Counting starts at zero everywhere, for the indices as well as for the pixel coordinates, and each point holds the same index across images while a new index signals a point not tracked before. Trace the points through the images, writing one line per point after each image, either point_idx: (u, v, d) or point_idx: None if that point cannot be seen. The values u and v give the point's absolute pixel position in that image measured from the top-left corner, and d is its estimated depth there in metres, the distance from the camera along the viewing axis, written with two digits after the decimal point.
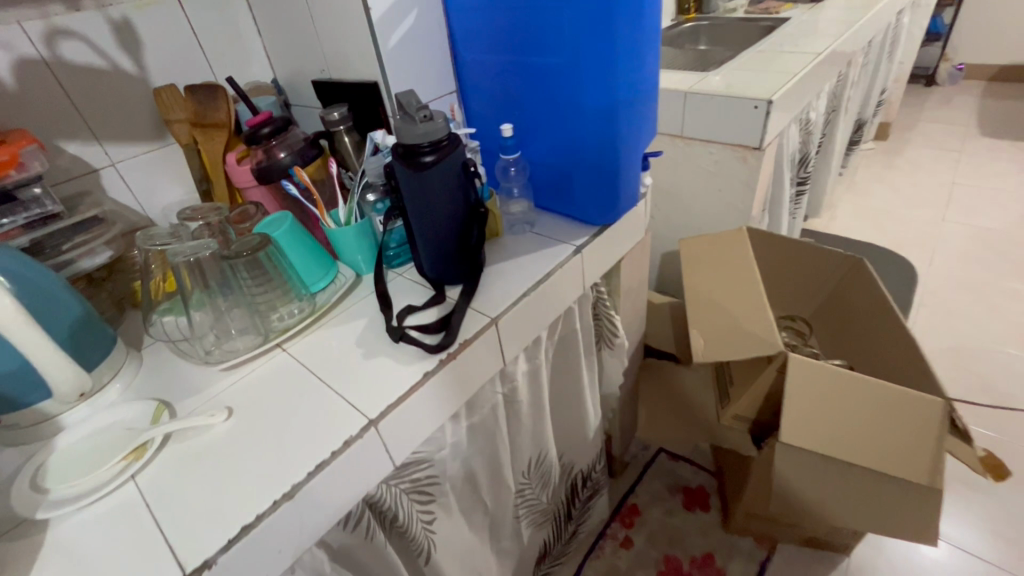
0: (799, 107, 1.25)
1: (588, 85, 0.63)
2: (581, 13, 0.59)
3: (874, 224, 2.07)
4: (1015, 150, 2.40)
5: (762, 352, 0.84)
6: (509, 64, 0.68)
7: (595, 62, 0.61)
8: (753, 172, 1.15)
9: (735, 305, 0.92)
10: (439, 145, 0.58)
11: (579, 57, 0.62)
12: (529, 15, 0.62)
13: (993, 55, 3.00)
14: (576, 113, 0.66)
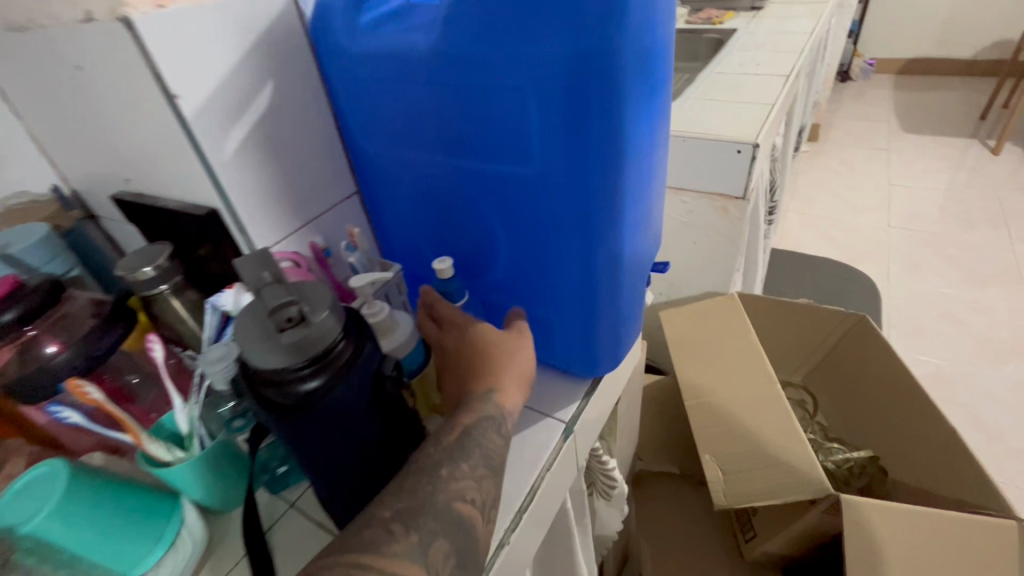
0: (773, 139, 1.08)
1: (567, 210, 0.40)
2: (551, 101, 0.35)
3: (826, 235, 1.99)
4: (937, 145, 2.44)
5: (802, 492, 0.65)
6: (438, 165, 0.44)
7: (577, 170, 0.38)
8: (735, 225, 0.97)
9: (752, 418, 0.72)
10: (282, 378, 0.30)
11: (553, 171, 0.39)
12: (468, 104, 0.39)
13: (899, 49, 3.08)
14: (549, 237, 0.43)
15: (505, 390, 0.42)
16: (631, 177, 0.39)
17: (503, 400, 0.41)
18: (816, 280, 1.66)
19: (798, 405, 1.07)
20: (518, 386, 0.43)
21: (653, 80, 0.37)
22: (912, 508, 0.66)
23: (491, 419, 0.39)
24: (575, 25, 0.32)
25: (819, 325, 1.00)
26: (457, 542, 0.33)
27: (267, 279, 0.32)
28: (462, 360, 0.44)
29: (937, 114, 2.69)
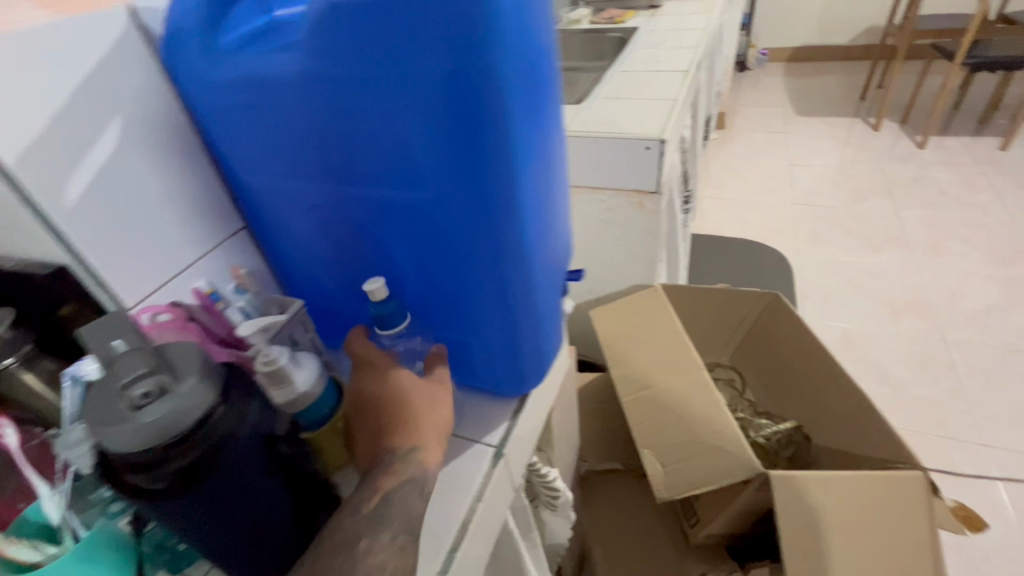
0: (679, 132, 1.12)
1: (467, 231, 0.39)
2: (430, 110, 0.34)
3: (739, 217, 2.11)
4: (827, 125, 2.66)
5: (735, 474, 0.67)
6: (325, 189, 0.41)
7: (468, 182, 0.36)
8: (652, 218, 0.99)
9: (685, 407, 0.74)
10: (155, 460, 0.26)
11: (446, 192, 0.37)
12: (344, 127, 0.36)
13: (786, 39, 3.33)
14: (452, 254, 0.41)
15: (426, 448, 0.40)
16: (529, 195, 0.38)
17: (425, 453, 0.39)
18: (734, 261, 1.76)
19: (727, 385, 1.11)
20: (438, 442, 0.41)
21: (540, 92, 0.36)
22: (836, 473, 0.70)
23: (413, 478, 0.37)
24: (445, 33, 0.31)
25: (737, 307, 1.06)
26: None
27: (120, 349, 0.28)
28: (378, 418, 0.41)
29: (824, 97, 2.94)
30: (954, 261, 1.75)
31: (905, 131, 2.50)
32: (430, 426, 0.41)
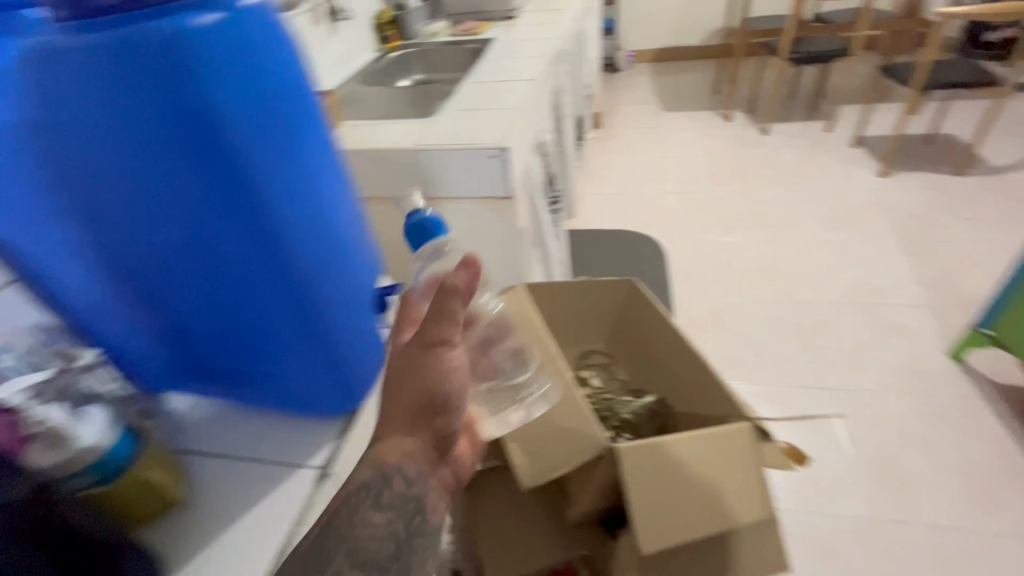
0: (532, 138, 1.20)
1: (232, 237, 0.43)
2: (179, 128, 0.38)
3: (616, 209, 2.25)
4: (689, 119, 2.92)
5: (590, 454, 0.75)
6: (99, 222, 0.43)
7: (233, 191, 0.41)
8: (509, 222, 1.05)
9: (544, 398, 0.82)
10: None
11: (197, 200, 0.41)
12: (80, 154, 0.39)
13: (648, 41, 3.62)
14: (238, 267, 0.44)
15: (385, 444, 0.42)
16: (279, 196, 0.42)
17: (392, 464, 0.41)
18: (613, 251, 1.87)
19: (602, 369, 1.15)
20: (407, 430, 0.42)
21: (279, 102, 0.41)
22: (681, 436, 0.78)
23: (382, 488, 0.41)
24: (172, 60, 0.36)
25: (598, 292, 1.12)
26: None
27: None
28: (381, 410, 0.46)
29: (685, 93, 3.22)
30: (796, 231, 1.99)
31: (752, 120, 2.81)
32: (398, 417, 0.43)
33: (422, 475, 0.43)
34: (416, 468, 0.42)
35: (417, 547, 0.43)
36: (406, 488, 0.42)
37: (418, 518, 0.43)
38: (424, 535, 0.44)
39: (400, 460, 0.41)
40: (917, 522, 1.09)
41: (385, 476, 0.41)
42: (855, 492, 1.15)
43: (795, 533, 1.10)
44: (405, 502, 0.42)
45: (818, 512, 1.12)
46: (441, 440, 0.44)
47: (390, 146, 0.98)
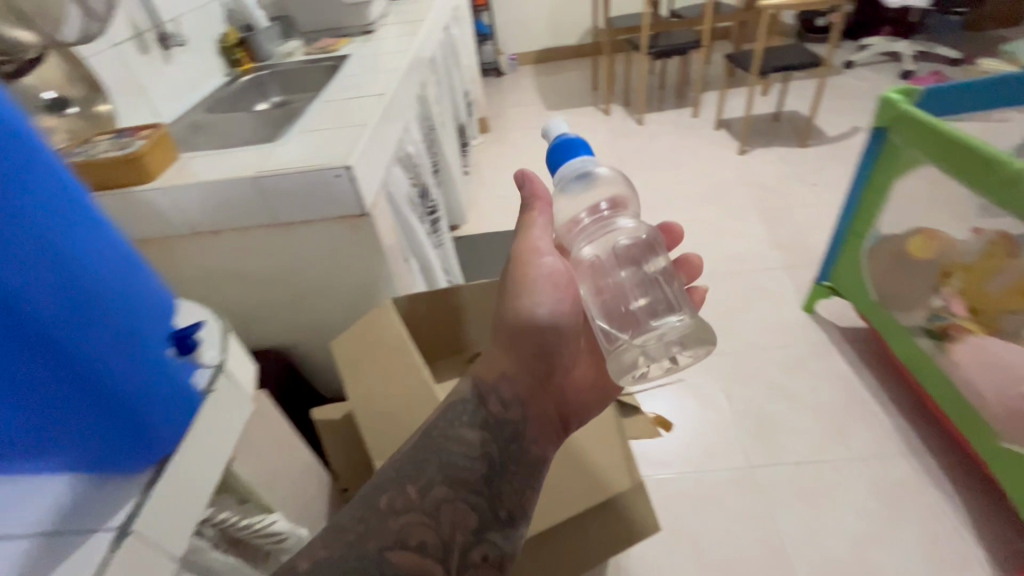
0: (391, 153, 1.20)
1: None
2: None
3: (508, 210, 2.30)
4: (571, 116, 3.05)
5: None
6: None
7: None
8: (370, 238, 1.04)
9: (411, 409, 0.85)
10: None
11: None
12: None
13: (528, 44, 3.73)
14: None
15: (487, 373, 0.63)
16: None
17: (490, 384, 0.63)
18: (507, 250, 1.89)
19: None
20: (505, 363, 0.63)
21: None
22: None
23: (481, 411, 0.61)
24: None
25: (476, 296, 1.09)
26: (431, 539, 0.52)
27: None
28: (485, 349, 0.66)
29: (567, 91, 3.35)
30: (671, 212, 2.13)
31: (628, 112, 2.99)
32: (496, 353, 0.63)
33: (517, 401, 0.62)
34: (511, 390, 0.62)
35: (507, 476, 0.58)
36: (500, 413, 0.61)
37: (514, 445, 0.61)
38: (522, 466, 0.60)
39: (498, 381, 0.63)
40: (783, 463, 1.21)
41: (483, 396, 0.62)
42: (732, 446, 1.26)
43: (682, 494, 1.19)
44: (500, 429, 0.61)
45: (700, 470, 1.22)
46: (536, 369, 0.64)
47: (228, 176, 0.94)
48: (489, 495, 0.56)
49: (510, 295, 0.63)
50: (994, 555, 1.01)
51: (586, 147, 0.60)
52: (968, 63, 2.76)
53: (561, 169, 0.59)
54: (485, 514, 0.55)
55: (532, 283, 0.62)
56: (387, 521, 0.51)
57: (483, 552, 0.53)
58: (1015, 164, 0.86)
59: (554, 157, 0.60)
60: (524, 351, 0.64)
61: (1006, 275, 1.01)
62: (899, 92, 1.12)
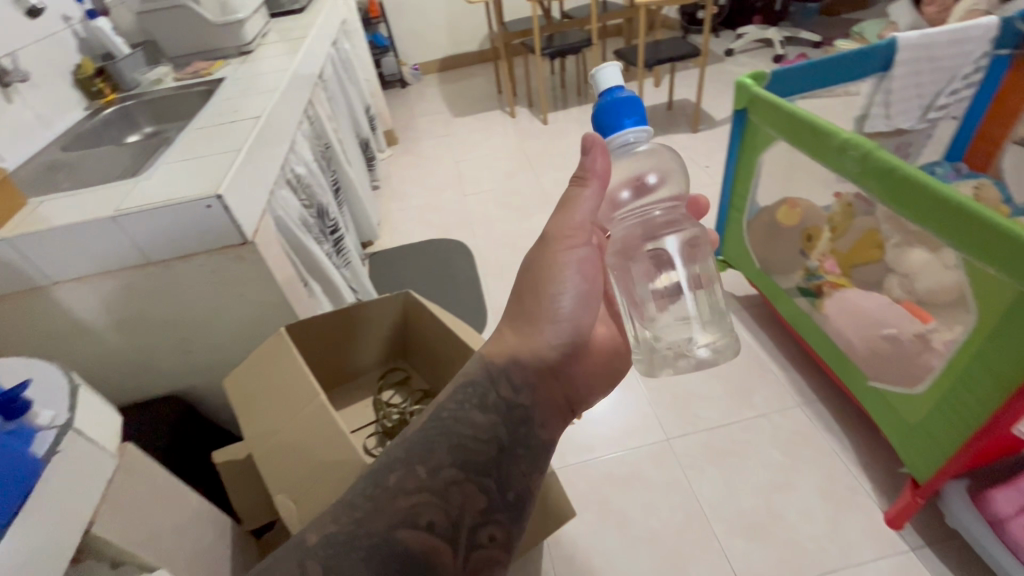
0: (273, 175, 1.16)
1: None
2: None
3: (423, 220, 2.28)
4: (479, 121, 3.08)
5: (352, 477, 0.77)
6: None
7: None
8: (258, 267, 1.00)
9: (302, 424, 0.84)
10: None
11: None
12: None
13: (430, 53, 3.73)
14: None
15: (499, 354, 0.68)
16: None
17: (501, 369, 0.66)
18: (423, 266, 1.95)
19: (399, 384, 1.18)
20: (524, 346, 0.68)
21: None
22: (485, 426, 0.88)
23: (492, 395, 0.65)
24: None
25: (379, 311, 1.12)
26: (441, 520, 0.54)
27: None
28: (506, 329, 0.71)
29: (473, 96, 3.38)
30: None
31: (533, 113, 3.06)
32: (514, 337, 0.68)
33: (528, 386, 0.66)
34: (521, 376, 0.66)
35: (514, 460, 0.61)
36: (510, 398, 0.65)
37: (524, 429, 0.64)
38: (530, 450, 0.63)
39: (509, 365, 0.66)
40: (697, 431, 1.28)
41: (493, 380, 0.66)
42: (649, 421, 1.32)
43: (607, 475, 1.23)
44: (508, 413, 0.64)
45: (622, 449, 1.27)
46: (547, 354, 0.68)
47: (83, 218, 0.87)
48: (498, 477, 0.59)
49: (536, 279, 0.69)
50: (879, 484, 1.12)
51: (635, 117, 0.57)
52: (829, 44, 3.04)
53: (608, 136, 0.59)
54: (492, 497, 0.58)
55: (559, 269, 0.68)
56: (397, 500, 0.54)
57: (491, 532, 0.57)
58: (842, 134, 0.95)
59: (600, 118, 0.59)
60: (538, 338, 0.68)
61: (855, 231, 1.17)
62: (749, 76, 1.22)
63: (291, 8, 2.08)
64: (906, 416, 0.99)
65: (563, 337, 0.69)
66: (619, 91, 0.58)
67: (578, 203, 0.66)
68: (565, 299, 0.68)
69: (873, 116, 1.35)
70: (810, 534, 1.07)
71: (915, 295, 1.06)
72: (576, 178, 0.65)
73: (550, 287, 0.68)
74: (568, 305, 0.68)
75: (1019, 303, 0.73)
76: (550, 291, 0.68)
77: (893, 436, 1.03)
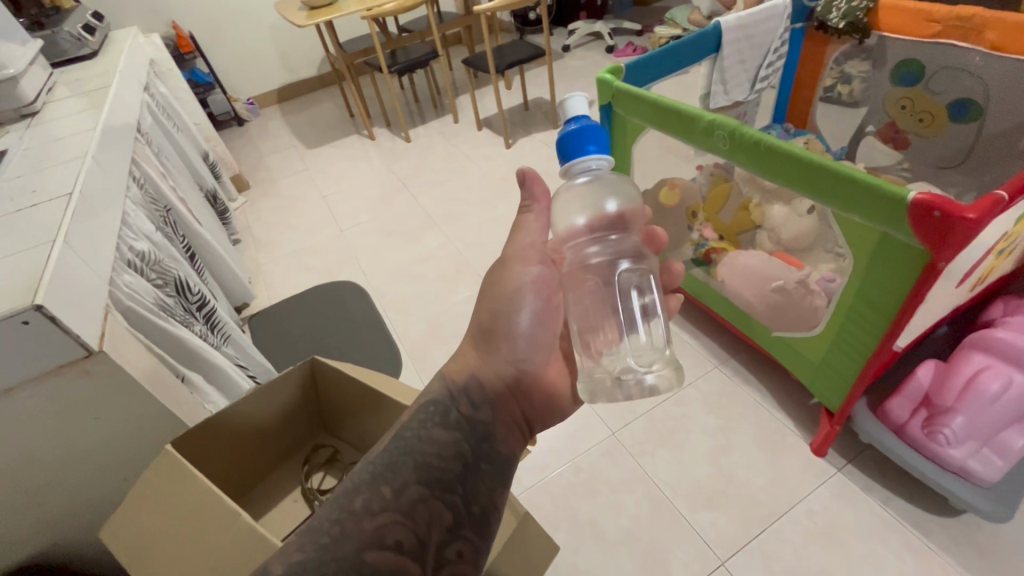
0: (110, 261, 0.94)
1: None
2: None
3: (301, 266, 2.07)
4: (337, 149, 2.89)
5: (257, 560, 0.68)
6: None
7: None
8: (115, 378, 0.80)
9: (205, 511, 0.72)
10: None
11: None
12: None
13: (263, 85, 3.42)
14: None
15: (455, 372, 0.70)
16: None
17: (461, 387, 0.68)
18: (312, 313, 1.73)
19: (331, 466, 1.03)
20: (489, 367, 0.71)
21: None
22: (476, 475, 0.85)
23: (454, 411, 0.64)
24: None
25: (285, 388, 0.96)
26: (409, 538, 0.50)
27: None
28: (468, 350, 0.74)
29: (324, 124, 3.16)
30: (466, 219, 2.15)
31: (393, 132, 2.94)
32: (485, 364, 0.71)
33: (488, 402, 0.67)
34: (482, 394, 0.68)
35: (479, 475, 0.60)
36: (471, 414, 0.65)
37: (487, 445, 0.64)
38: (494, 466, 0.62)
39: (469, 381, 0.69)
40: (637, 418, 1.31)
41: (454, 398, 0.66)
42: (592, 421, 1.32)
43: (567, 488, 1.21)
44: (471, 429, 0.64)
45: (576, 456, 1.26)
46: (508, 372, 0.72)
47: None
48: (464, 491, 0.57)
49: (495, 297, 0.73)
50: (799, 421, 1.24)
51: (598, 145, 0.63)
52: (649, 32, 3.34)
53: (571, 160, 0.63)
54: (460, 513, 0.55)
55: (513, 293, 0.73)
56: (361, 522, 0.50)
57: (458, 548, 0.53)
58: (706, 117, 1.01)
59: (567, 143, 0.64)
60: (499, 357, 0.72)
61: (732, 203, 1.29)
62: (608, 72, 1.26)
63: (78, 54, 1.75)
64: (809, 356, 1.11)
65: (521, 351, 0.74)
66: (582, 121, 0.64)
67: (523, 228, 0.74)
68: (522, 317, 0.73)
69: (714, 94, 1.49)
70: (760, 485, 1.14)
71: (784, 245, 1.20)
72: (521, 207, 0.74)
73: (504, 312, 0.72)
74: (525, 321, 0.73)
75: (886, 241, 0.82)
76: (509, 311, 0.72)
77: (803, 377, 1.14)
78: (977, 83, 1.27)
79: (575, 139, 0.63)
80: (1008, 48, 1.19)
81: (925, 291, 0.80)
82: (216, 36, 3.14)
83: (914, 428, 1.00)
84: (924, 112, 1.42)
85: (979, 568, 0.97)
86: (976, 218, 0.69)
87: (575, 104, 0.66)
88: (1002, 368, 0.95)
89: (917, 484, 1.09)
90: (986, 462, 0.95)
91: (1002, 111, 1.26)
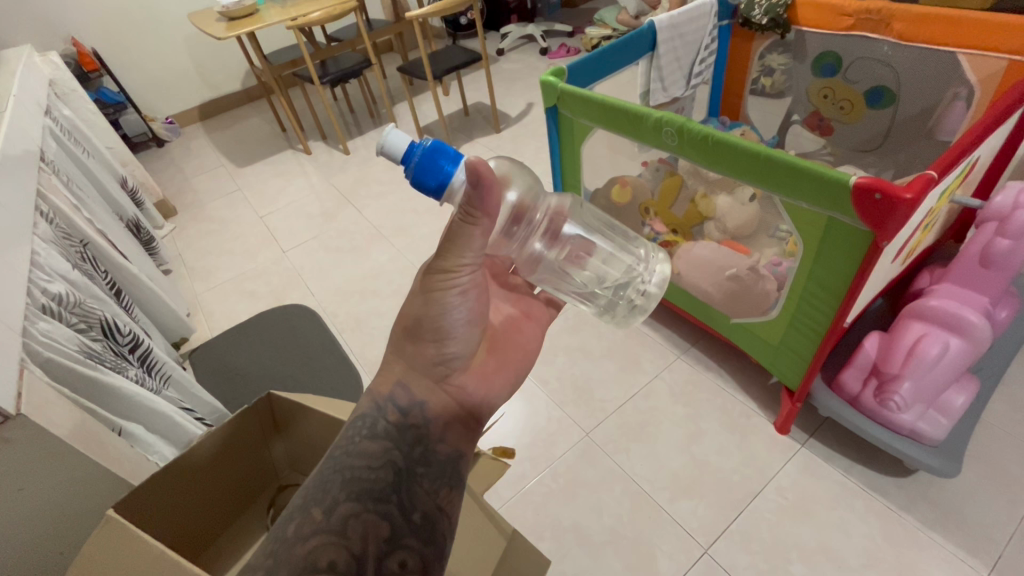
0: (21, 309, 0.83)
1: None
2: None
3: (242, 292, 1.95)
4: (271, 165, 2.74)
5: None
6: None
7: None
8: (41, 438, 0.71)
9: (130, 556, 0.66)
10: None
11: None
12: None
13: (182, 102, 3.20)
14: None
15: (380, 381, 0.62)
16: None
17: (387, 395, 0.60)
18: (253, 338, 1.62)
19: None
20: (418, 373, 0.62)
21: None
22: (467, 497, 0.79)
23: (381, 421, 0.58)
24: None
25: (240, 429, 0.89)
26: (343, 556, 0.46)
27: None
28: (396, 353, 0.64)
29: (254, 140, 3.00)
30: (417, 230, 2.09)
31: (330, 144, 2.83)
32: (417, 360, 0.62)
33: (416, 403, 0.60)
34: (409, 396, 0.60)
35: (415, 480, 0.55)
36: (401, 420, 0.59)
37: (421, 448, 0.58)
38: (432, 467, 0.57)
39: (394, 390, 0.61)
40: (608, 416, 1.31)
41: (381, 407, 0.59)
42: (564, 422, 1.32)
43: (547, 493, 1.20)
44: (401, 436, 0.57)
45: (553, 461, 1.25)
46: (437, 367, 0.62)
47: None
48: (401, 500, 0.52)
49: (416, 314, 0.61)
50: (758, 401, 1.28)
51: (450, 157, 0.57)
52: (580, 32, 3.40)
53: (442, 187, 0.58)
54: (397, 522, 0.50)
55: (433, 302, 0.60)
56: (293, 548, 0.47)
57: (402, 558, 0.48)
58: (654, 114, 1.03)
59: (424, 180, 0.58)
60: (424, 360, 0.62)
61: (683, 198, 1.30)
62: (550, 73, 1.25)
63: None
64: (767, 338, 1.15)
65: (459, 346, 0.64)
66: (419, 147, 0.57)
67: (467, 239, 0.56)
68: (452, 318, 0.61)
69: (653, 91, 1.53)
70: (731, 467, 1.18)
71: (729, 234, 1.25)
72: (463, 216, 0.53)
73: (432, 316, 0.60)
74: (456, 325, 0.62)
75: (832, 225, 0.87)
76: (434, 317, 0.60)
77: (764, 358, 1.19)
78: (889, 71, 1.37)
79: (431, 170, 0.57)
80: (913, 37, 1.29)
81: (871, 265, 0.85)
82: (125, 52, 2.91)
83: (867, 398, 1.07)
84: (844, 100, 1.51)
85: (934, 522, 1.04)
86: (912, 198, 0.73)
87: (397, 136, 0.58)
88: (938, 333, 1.02)
89: (873, 450, 1.15)
90: (933, 421, 1.03)
91: (913, 96, 1.36)
